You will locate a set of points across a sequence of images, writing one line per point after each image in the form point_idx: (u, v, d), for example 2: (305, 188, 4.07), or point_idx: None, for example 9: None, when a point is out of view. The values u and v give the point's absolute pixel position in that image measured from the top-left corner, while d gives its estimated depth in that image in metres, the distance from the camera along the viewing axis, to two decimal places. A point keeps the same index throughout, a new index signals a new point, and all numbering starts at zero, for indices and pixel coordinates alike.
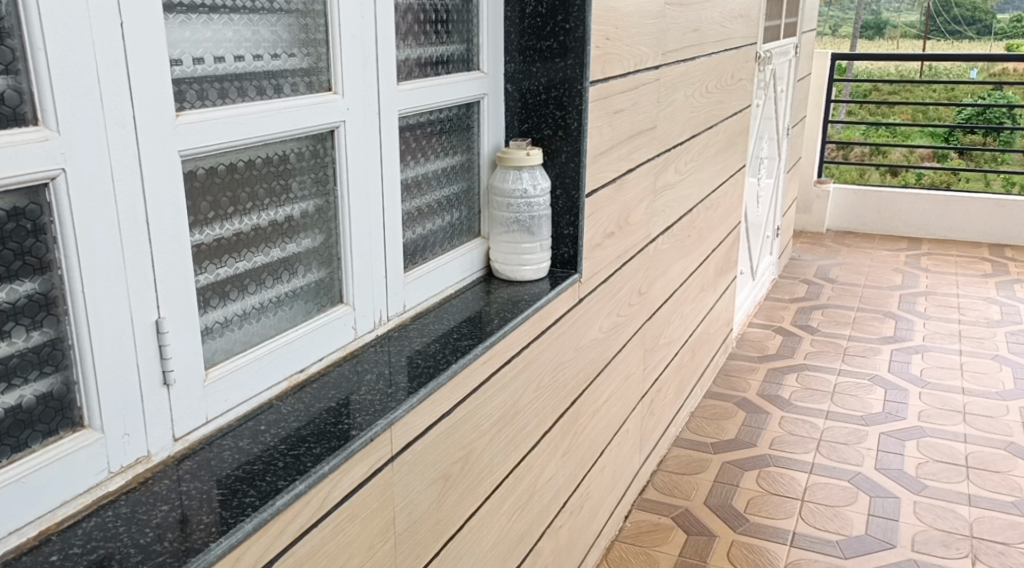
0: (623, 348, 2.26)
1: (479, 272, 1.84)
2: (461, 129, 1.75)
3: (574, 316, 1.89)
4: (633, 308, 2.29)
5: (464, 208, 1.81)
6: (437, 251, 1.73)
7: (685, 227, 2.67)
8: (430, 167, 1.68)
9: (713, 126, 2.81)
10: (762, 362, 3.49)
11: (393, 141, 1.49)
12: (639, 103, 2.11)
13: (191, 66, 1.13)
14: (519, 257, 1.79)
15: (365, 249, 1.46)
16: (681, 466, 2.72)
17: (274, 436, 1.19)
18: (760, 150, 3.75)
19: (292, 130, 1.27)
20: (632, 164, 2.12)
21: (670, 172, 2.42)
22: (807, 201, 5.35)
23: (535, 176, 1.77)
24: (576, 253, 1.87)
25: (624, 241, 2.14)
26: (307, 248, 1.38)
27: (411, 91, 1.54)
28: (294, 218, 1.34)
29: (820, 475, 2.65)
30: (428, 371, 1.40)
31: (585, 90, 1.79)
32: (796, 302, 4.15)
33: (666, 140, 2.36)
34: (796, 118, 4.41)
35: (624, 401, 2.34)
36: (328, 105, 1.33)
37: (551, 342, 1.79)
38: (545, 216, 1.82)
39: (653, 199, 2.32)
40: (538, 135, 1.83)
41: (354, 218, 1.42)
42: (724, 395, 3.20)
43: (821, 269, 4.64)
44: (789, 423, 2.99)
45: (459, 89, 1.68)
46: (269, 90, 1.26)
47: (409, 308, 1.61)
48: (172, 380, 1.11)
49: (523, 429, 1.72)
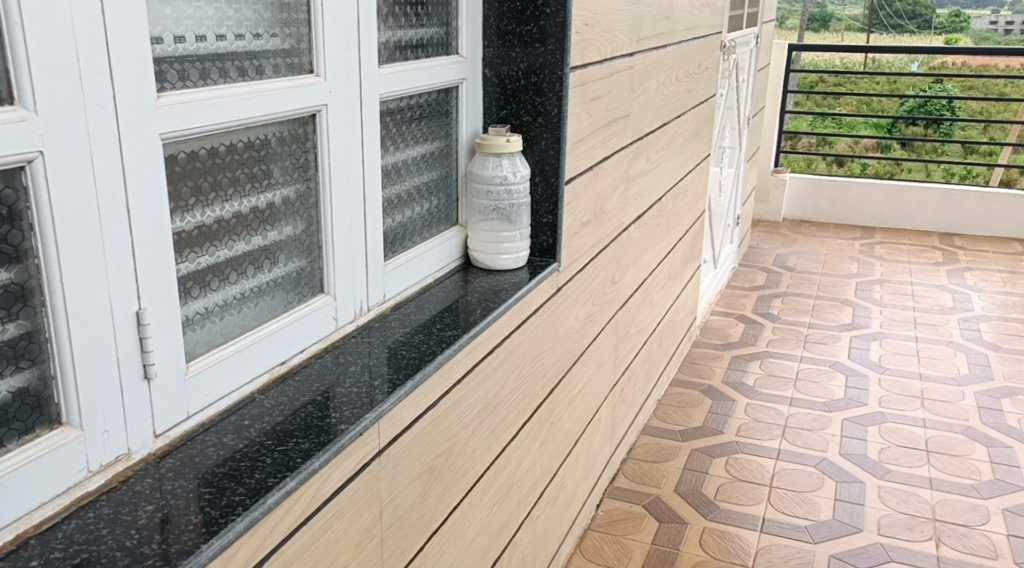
0: (597, 337, 2.24)
1: (456, 261, 1.81)
2: (439, 115, 1.72)
3: (552, 306, 1.87)
4: (607, 296, 2.28)
5: (441, 195, 1.78)
6: (414, 239, 1.70)
7: (655, 216, 2.66)
8: (407, 154, 1.65)
9: (681, 114, 2.81)
10: (726, 350, 3.51)
11: (374, 126, 1.45)
12: (614, 90, 2.09)
13: (172, 45, 1.07)
14: (497, 245, 1.76)
15: (347, 238, 1.42)
16: (650, 454, 2.71)
17: (258, 430, 1.14)
18: (723, 140, 3.76)
19: (273, 114, 1.22)
20: (607, 152, 2.10)
21: (642, 160, 2.41)
22: (764, 190, 5.40)
23: (515, 164, 1.74)
24: (554, 241, 1.85)
25: (598, 229, 2.12)
26: (287, 236, 1.33)
27: (391, 75, 1.50)
28: (274, 205, 1.29)
29: (787, 461, 2.67)
30: (413, 362, 1.36)
31: (565, 76, 1.76)
32: (757, 290, 4.18)
33: (639, 128, 2.34)
34: (756, 107, 4.44)
35: (597, 390, 2.32)
36: (310, 88, 1.28)
37: (531, 332, 1.77)
38: (524, 204, 1.79)
39: (626, 187, 2.31)
40: (517, 122, 1.80)
41: (335, 205, 1.38)
42: (690, 383, 3.21)
43: (779, 257, 4.69)
44: (754, 410, 3.01)
45: (438, 74, 1.64)
46: (250, 72, 1.21)
47: (390, 298, 1.57)
48: (153, 374, 1.06)
49: (503, 421, 1.69)
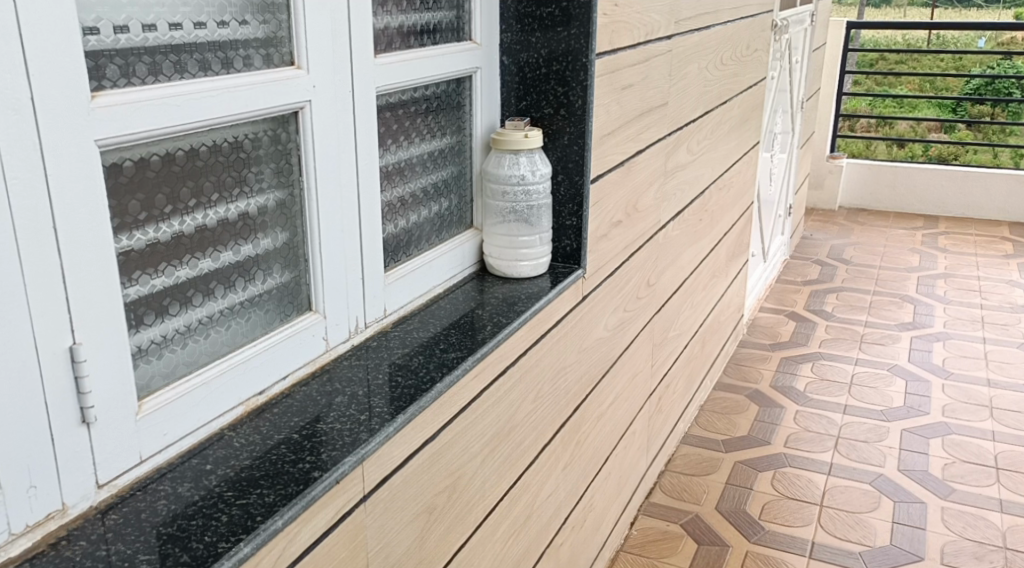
0: (629, 345, 2.07)
1: (471, 267, 1.65)
2: (451, 107, 1.55)
3: (576, 316, 1.71)
4: (641, 301, 2.10)
5: (453, 196, 1.61)
6: (422, 246, 1.54)
7: (697, 211, 2.47)
8: (414, 151, 1.48)
9: (727, 101, 2.61)
10: (775, 351, 3.31)
11: (368, 123, 1.29)
12: (650, 77, 1.90)
13: (111, 36, 0.91)
14: (514, 251, 1.60)
15: (337, 249, 1.27)
16: (691, 467, 2.54)
17: (220, 477, 1.00)
18: (774, 125, 3.54)
19: (244, 113, 1.06)
20: (641, 145, 1.91)
21: (682, 152, 2.22)
22: (819, 177, 5.14)
23: (535, 161, 1.57)
24: (579, 246, 1.68)
25: (631, 230, 1.95)
26: (267, 249, 1.18)
27: (391, 65, 1.33)
28: (250, 214, 1.14)
29: (839, 477, 2.48)
30: (409, 390, 1.21)
31: (591, 64, 1.58)
32: (809, 285, 3.95)
33: (678, 117, 2.16)
34: (811, 90, 4.19)
35: (631, 402, 2.16)
36: (290, 83, 1.12)
37: (551, 347, 1.61)
38: (545, 206, 1.62)
39: (663, 182, 2.12)
40: (537, 114, 1.62)
41: (322, 213, 1.22)
42: (735, 387, 3.02)
43: (834, 249, 4.45)
44: (805, 418, 2.81)
45: (450, 62, 1.47)
46: (214, 66, 1.04)
47: (390, 313, 1.42)
48: (92, 418, 0.92)
49: (519, 446, 1.53)
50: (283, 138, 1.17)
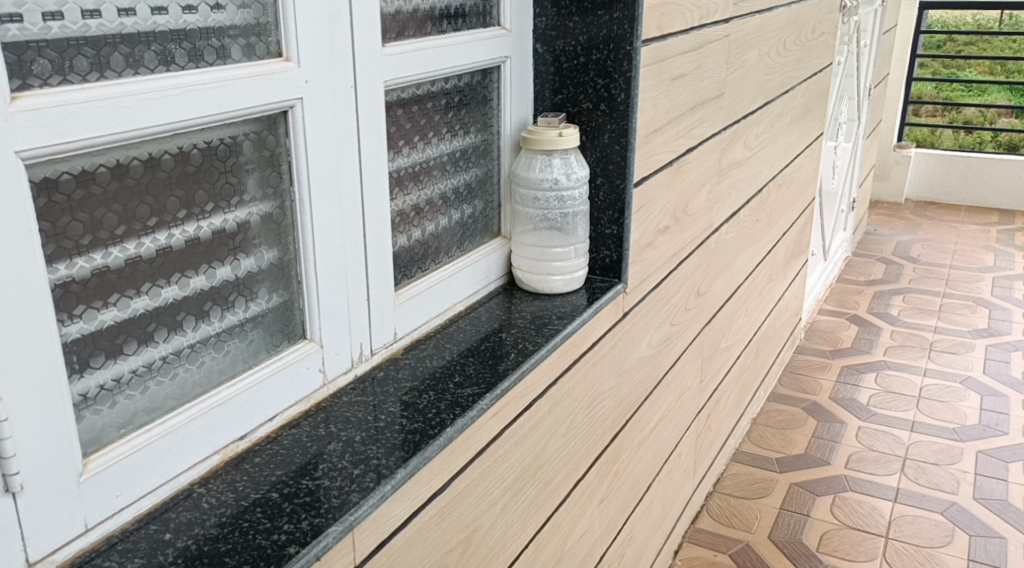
0: (677, 362, 1.89)
1: (497, 280, 1.47)
2: (478, 101, 1.37)
3: (616, 336, 1.52)
4: (690, 313, 1.91)
5: (477, 201, 1.43)
6: (442, 259, 1.36)
7: (753, 211, 2.26)
8: (433, 153, 1.31)
9: (790, 90, 2.38)
10: (836, 358, 3.08)
11: (372, 123, 1.12)
12: (704, 67, 1.70)
13: (40, 25, 0.75)
14: (546, 264, 1.42)
15: (335, 268, 1.10)
16: (742, 489, 2.35)
17: (179, 551, 0.84)
18: (839, 114, 3.29)
19: (217, 114, 0.90)
20: (692, 143, 1.72)
21: (738, 148, 2.02)
22: (885, 168, 4.85)
23: (570, 163, 1.39)
24: (620, 258, 1.49)
25: (680, 236, 1.75)
26: (251, 271, 1.02)
27: (402, 55, 1.15)
28: (230, 230, 0.97)
29: (907, 505, 2.27)
30: (414, 436, 1.03)
31: (636, 52, 1.38)
32: (873, 285, 3.71)
33: (735, 110, 1.95)
34: (879, 76, 3.92)
35: (677, 423, 1.97)
36: (275, 78, 0.96)
37: (587, 372, 1.43)
38: (582, 213, 1.44)
39: (717, 182, 1.92)
40: (574, 109, 1.43)
41: (316, 228, 1.05)
42: (791, 399, 2.81)
43: (900, 245, 4.18)
44: (868, 435, 2.60)
45: (475, 51, 1.29)
46: (179, 59, 0.87)
47: (401, 337, 1.25)
48: (19, 486, 0.76)
49: (547, 486, 1.36)
50: (269, 141, 1.00)
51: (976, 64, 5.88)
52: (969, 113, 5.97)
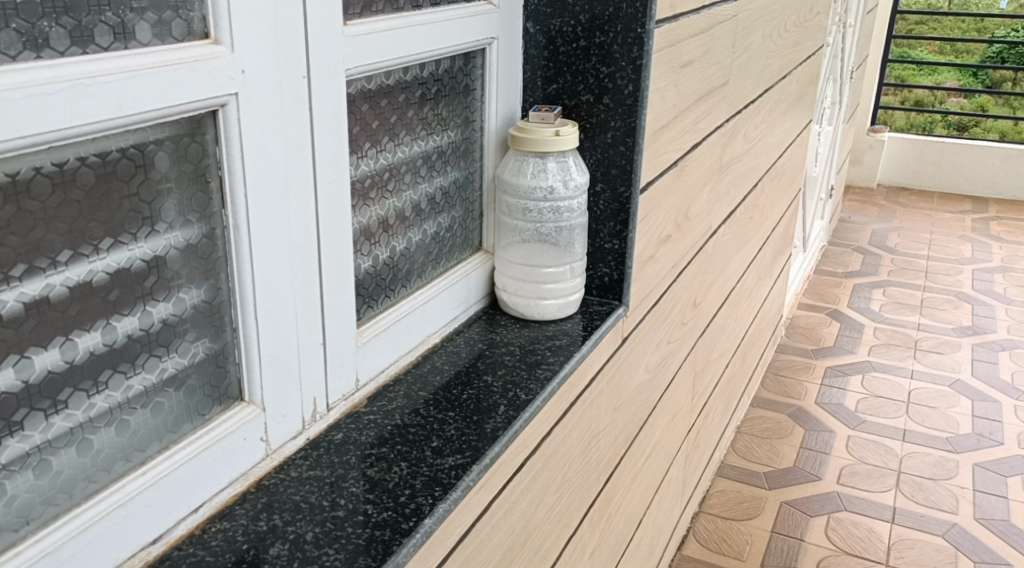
0: (671, 382, 1.69)
1: (477, 303, 1.24)
2: (458, 91, 1.13)
3: (614, 367, 1.31)
4: (685, 327, 1.71)
5: (456, 210, 1.20)
6: (414, 281, 1.13)
7: (748, 209, 2.06)
8: (405, 155, 1.07)
9: (787, 74, 2.18)
10: (819, 358, 2.91)
11: (331, 124, 0.88)
12: (711, 51, 1.48)
13: None
14: (537, 286, 1.19)
15: (281, 310, 0.86)
16: (730, 508, 2.17)
17: None
18: (824, 98, 3.11)
19: (110, 118, 0.65)
20: (696, 138, 1.50)
21: (738, 141, 1.81)
22: (858, 152, 4.71)
23: (568, 168, 1.17)
24: (621, 276, 1.27)
25: (679, 245, 1.54)
26: (169, 321, 0.77)
27: (368, 37, 0.91)
28: (137, 271, 0.73)
29: (906, 526, 2.11)
30: (383, 533, 0.80)
31: (649, 35, 1.16)
32: (851, 278, 3.55)
33: (738, 99, 1.74)
34: (860, 58, 3.75)
35: (668, 447, 1.77)
36: (199, 68, 0.71)
37: (584, 412, 1.21)
38: (579, 226, 1.21)
39: (717, 181, 1.71)
40: (571, 101, 1.20)
41: (256, 262, 0.81)
42: (776, 404, 2.63)
43: (876, 234, 4.04)
44: (858, 445, 2.44)
45: (456, 31, 1.05)
46: (56, 41, 0.62)
47: (363, 385, 1.01)
48: None
49: (537, 554, 1.14)
50: (189, 151, 0.75)
51: (927, 43, 5.71)
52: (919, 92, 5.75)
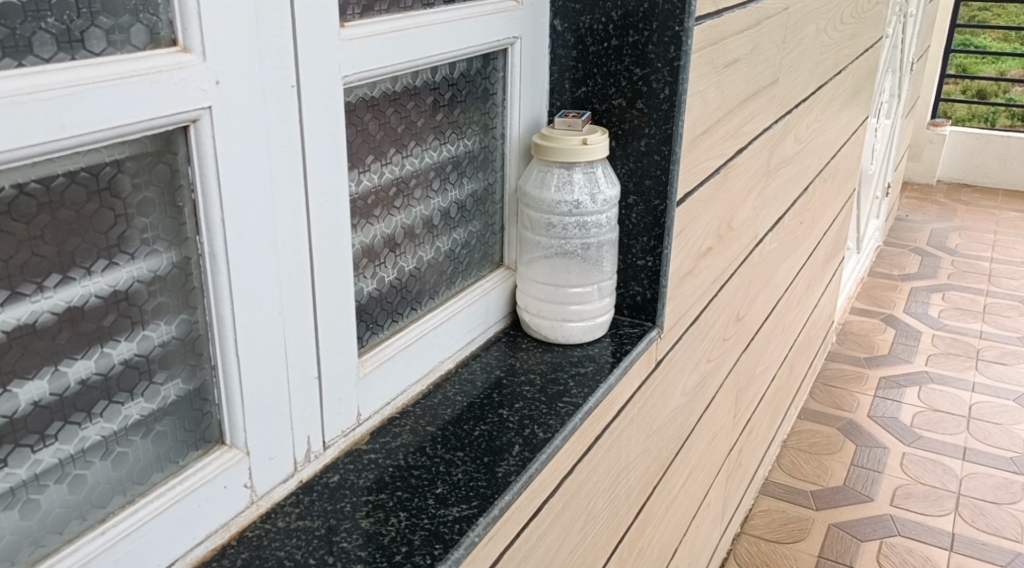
0: (711, 401, 1.58)
1: (497, 324, 1.15)
2: (476, 95, 1.04)
3: (646, 394, 1.21)
4: (727, 342, 1.60)
5: (475, 223, 1.10)
6: (428, 302, 1.04)
7: (797, 214, 1.94)
8: (417, 166, 0.97)
9: (843, 70, 2.05)
10: (872, 368, 2.77)
11: (326, 136, 0.79)
12: (758, 49, 1.37)
13: None
14: (562, 307, 1.10)
15: (267, 345, 0.77)
16: (775, 530, 2.05)
17: None
18: (882, 93, 2.95)
19: (50, 140, 0.57)
20: (741, 143, 1.39)
21: (788, 143, 1.69)
22: (917, 147, 4.52)
23: (596, 179, 1.07)
24: (654, 296, 1.17)
25: (721, 258, 1.43)
26: (132, 362, 0.68)
27: (370, 40, 0.82)
28: (90, 310, 0.64)
29: (965, 555, 1.97)
30: None
31: (688, 33, 1.05)
32: (908, 281, 3.39)
33: (787, 99, 1.62)
34: (921, 50, 3.57)
35: (708, 469, 1.67)
36: (161, 79, 0.62)
37: (611, 446, 1.11)
38: (609, 242, 1.11)
39: (764, 186, 1.59)
40: (602, 105, 1.10)
41: (237, 294, 0.73)
42: (825, 417, 2.51)
43: (935, 234, 3.85)
44: (913, 463, 2.30)
45: (472, 31, 0.95)
46: None
47: (365, 419, 0.93)
48: None
49: None
50: (155, 171, 0.67)
51: (991, 31, 5.45)
52: (983, 83, 5.50)
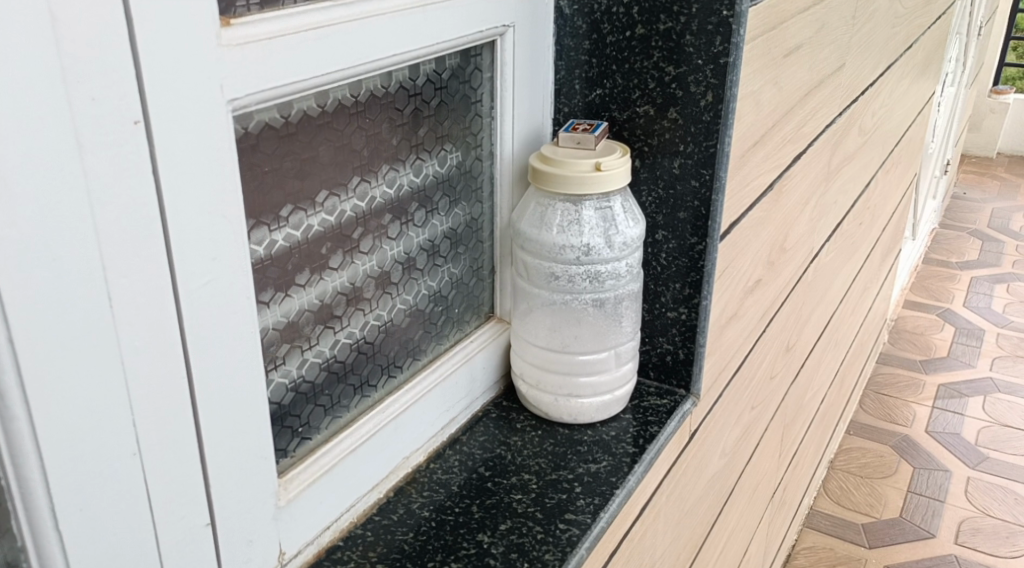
0: (754, 451, 1.32)
1: (485, 394, 0.89)
2: (453, 105, 0.77)
3: (676, 477, 0.95)
4: (775, 380, 1.33)
5: (455, 268, 0.85)
6: (389, 380, 0.79)
7: (858, 215, 1.65)
8: (370, 205, 0.71)
9: (915, 43, 1.74)
10: (929, 374, 2.49)
11: (205, 190, 0.53)
12: (825, 29, 1.08)
13: None
14: (568, 378, 0.84)
15: (114, 505, 0.52)
16: None
17: None
18: (948, 63, 2.62)
19: None
20: (799, 147, 1.11)
21: (852, 137, 1.40)
22: (977, 117, 4.16)
23: (612, 216, 0.80)
24: (689, 356, 0.91)
25: (770, 289, 1.16)
26: None
27: (276, 43, 0.56)
28: None
29: None
30: None
31: (741, 18, 0.76)
32: (969, 269, 3.08)
33: (854, 86, 1.33)
34: (989, 12, 3.21)
35: (748, 524, 1.41)
36: None
37: (628, 557, 0.86)
38: (631, 294, 0.85)
39: (823, 194, 1.31)
40: (623, 113, 0.83)
41: (47, 449, 0.48)
42: (877, 432, 2.24)
43: (998, 214, 3.52)
44: (980, 491, 2.02)
45: (441, 21, 0.68)
46: None
47: (290, 559, 0.68)
48: None
49: None
50: None
51: None
52: None
